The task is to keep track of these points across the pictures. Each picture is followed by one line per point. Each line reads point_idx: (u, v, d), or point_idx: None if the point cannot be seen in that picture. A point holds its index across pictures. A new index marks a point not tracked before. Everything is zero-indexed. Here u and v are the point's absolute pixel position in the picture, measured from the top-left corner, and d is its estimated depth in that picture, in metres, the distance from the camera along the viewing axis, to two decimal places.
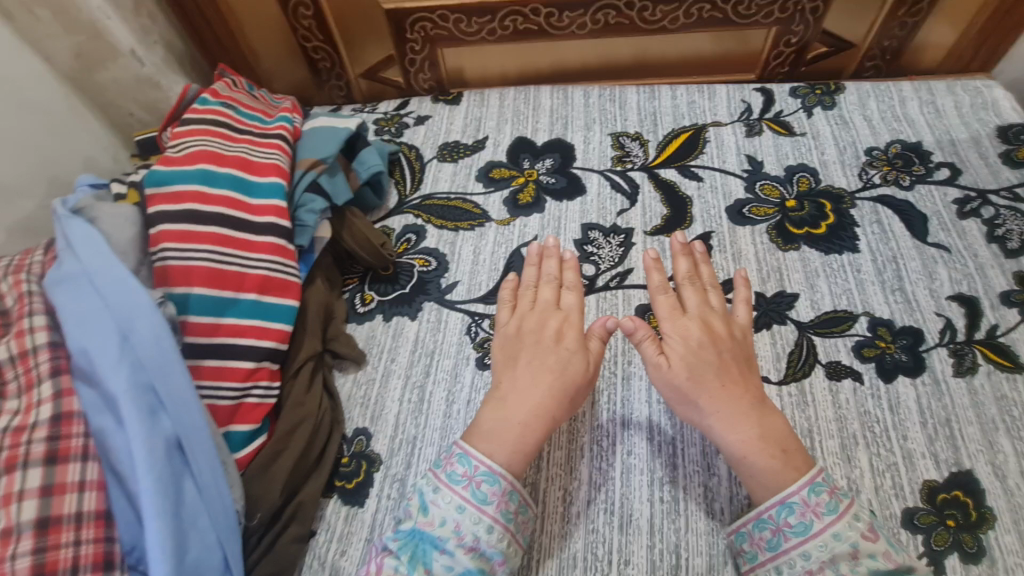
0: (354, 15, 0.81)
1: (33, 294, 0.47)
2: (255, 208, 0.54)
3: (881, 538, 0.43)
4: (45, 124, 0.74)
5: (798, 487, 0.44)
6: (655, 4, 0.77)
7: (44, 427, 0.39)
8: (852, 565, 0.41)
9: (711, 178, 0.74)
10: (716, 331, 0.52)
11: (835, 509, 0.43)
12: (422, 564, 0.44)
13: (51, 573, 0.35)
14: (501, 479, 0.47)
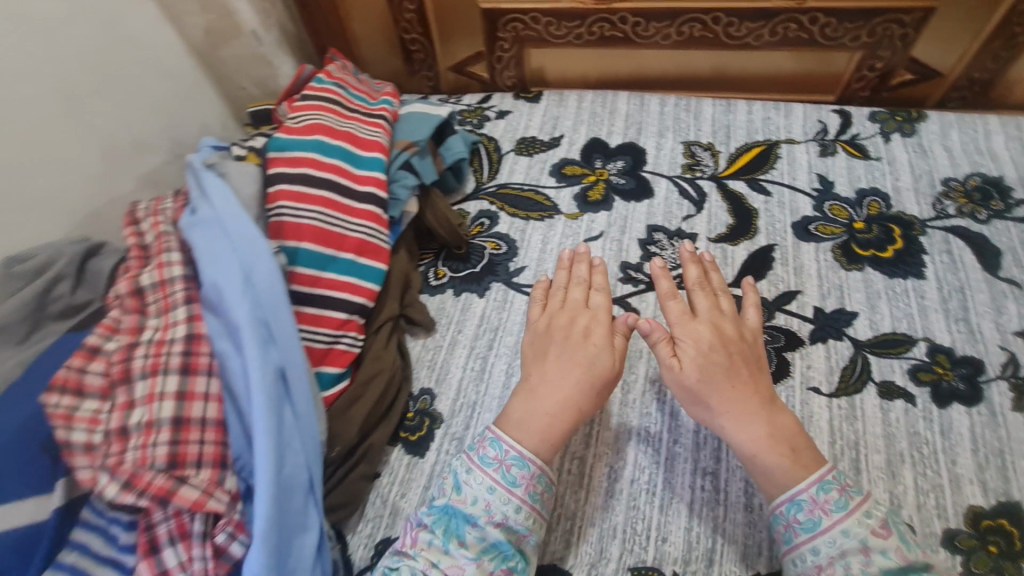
0: (452, 12, 0.87)
1: (170, 235, 0.55)
2: (358, 178, 0.60)
3: (892, 535, 0.43)
4: (175, 90, 0.83)
5: (806, 485, 0.46)
6: (741, 20, 0.80)
7: (180, 343, 0.46)
8: (862, 561, 0.42)
9: (780, 193, 0.76)
10: (726, 334, 0.55)
11: (844, 506, 0.45)
12: (454, 537, 0.47)
13: (182, 463, 0.42)
14: (530, 463, 0.50)
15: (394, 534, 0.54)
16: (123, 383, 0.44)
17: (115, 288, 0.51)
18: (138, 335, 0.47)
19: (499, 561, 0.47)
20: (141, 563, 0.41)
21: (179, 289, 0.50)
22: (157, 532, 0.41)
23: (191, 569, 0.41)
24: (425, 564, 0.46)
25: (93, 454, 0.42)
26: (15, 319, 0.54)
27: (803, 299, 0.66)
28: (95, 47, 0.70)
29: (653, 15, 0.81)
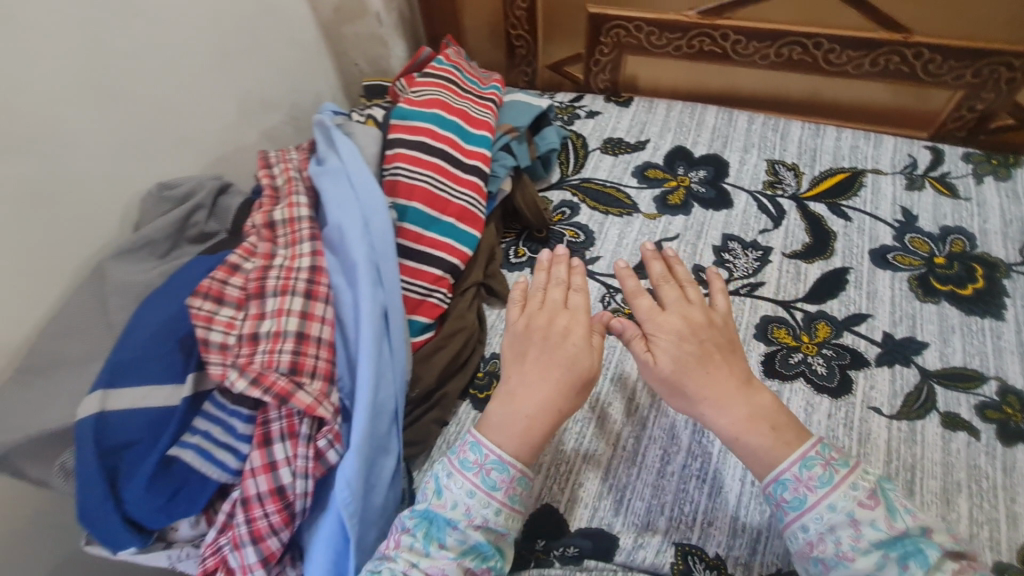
0: (560, 14, 0.92)
1: (299, 181, 0.62)
2: (466, 152, 0.65)
3: (880, 503, 0.45)
4: (301, 58, 0.92)
5: (789, 464, 0.48)
6: (843, 48, 0.81)
7: (305, 271, 0.53)
8: (852, 534, 0.44)
9: (860, 220, 0.77)
10: (696, 322, 0.56)
11: (828, 481, 0.46)
12: (435, 539, 0.48)
13: (301, 371, 0.48)
14: (510, 467, 0.50)
15: None
16: (256, 297, 0.51)
17: (251, 219, 0.58)
18: (270, 259, 0.54)
19: (479, 560, 0.48)
20: (255, 451, 0.47)
21: (307, 226, 0.57)
22: (271, 428, 0.48)
23: (295, 465, 0.47)
24: (405, 564, 0.47)
25: (224, 353, 0.48)
26: (161, 236, 0.62)
27: (873, 322, 0.67)
28: (245, 12, 0.79)
29: (755, 34, 0.84)
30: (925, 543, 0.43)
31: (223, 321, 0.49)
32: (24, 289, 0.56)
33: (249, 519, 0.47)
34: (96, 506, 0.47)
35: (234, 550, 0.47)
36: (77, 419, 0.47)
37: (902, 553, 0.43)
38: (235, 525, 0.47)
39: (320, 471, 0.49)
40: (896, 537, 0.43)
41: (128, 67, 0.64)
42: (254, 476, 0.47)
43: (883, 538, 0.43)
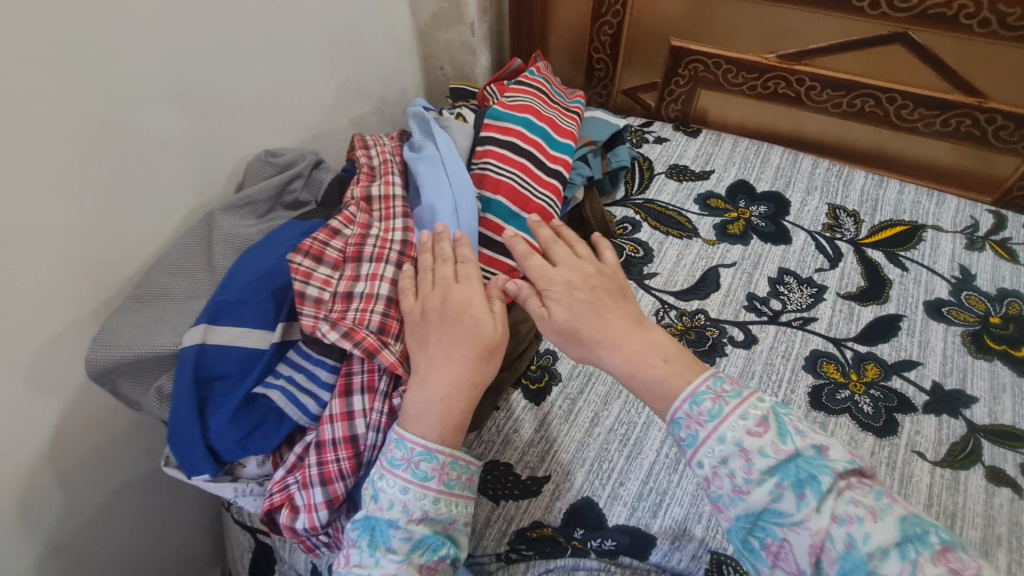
0: (642, 45, 0.99)
1: (393, 162, 0.67)
2: (550, 156, 0.70)
3: (770, 429, 0.43)
4: (396, 56, 0.98)
5: (680, 403, 0.45)
6: (916, 105, 0.85)
7: (398, 245, 0.58)
8: (744, 464, 0.42)
9: (917, 272, 0.78)
10: (586, 276, 0.54)
11: (718, 414, 0.44)
12: (381, 545, 0.46)
13: (388, 332, 0.52)
14: (438, 454, 0.48)
15: (503, 458, 0.62)
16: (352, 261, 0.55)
17: (349, 192, 0.63)
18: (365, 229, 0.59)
19: (430, 552, 0.47)
20: (336, 400, 0.51)
21: (399, 204, 0.61)
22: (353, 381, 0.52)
23: (370, 417, 0.51)
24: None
25: (318, 306, 0.52)
26: (262, 197, 0.67)
27: (923, 371, 0.68)
28: (356, 6, 0.85)
29: (831, 83, 0.88)
30: (818, 465, 0.41)
31: (321, 278, 0.53)
32: (142, 228, 0.61)
33: (321, 462, 0.50)
34: (184, 429, 0.51)
35: (302, 489, 0.50)
36: (181, 346, 0.51)
37: (796, 480, 0.41)
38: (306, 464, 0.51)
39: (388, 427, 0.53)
40: (787, 462, 0.41)
41: (254, 45, 0.70)
42: (332, 421, 0.51)
43: (774, 464, 0.41)
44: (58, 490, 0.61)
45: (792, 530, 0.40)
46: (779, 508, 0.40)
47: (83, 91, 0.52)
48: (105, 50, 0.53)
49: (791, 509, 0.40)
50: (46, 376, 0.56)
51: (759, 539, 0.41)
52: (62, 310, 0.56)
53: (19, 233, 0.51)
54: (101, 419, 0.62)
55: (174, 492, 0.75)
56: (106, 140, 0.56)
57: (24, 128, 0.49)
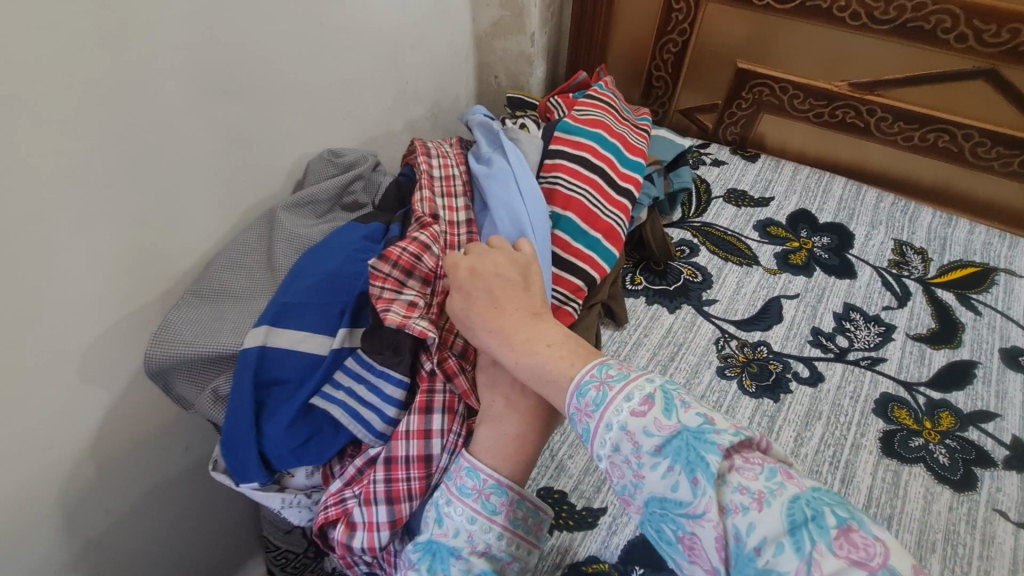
0: (706, 65, 0.99)
1: (454, 176, 0.64)
2: (619, 173, 0.68)
3: (654, 407, 0.38)
4: (453, 61, 0.97)
5: (568, 398, 0.41)
6: (994, 143, 0.84)
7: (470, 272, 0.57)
8: (635, 451, 0.38)
9: (991, 316, 0.75)
10: (496, 263, 0.50)
11: (602, 401, 0.39)
12: (439, 571, 0.44)
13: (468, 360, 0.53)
14: (510, 491, 0.46)
15: (557, 486, 0.59)
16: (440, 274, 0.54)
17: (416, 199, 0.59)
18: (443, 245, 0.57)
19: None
20: (415, 416, 0.49)
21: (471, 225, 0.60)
22: (435, 398, 0.50)
23: (448, 439, 0.50)
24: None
25: (411, 308, 0.50)
26: (323, 197, 0.66)
27: (1002, 423, 0.64)
28: (423, 10, 0.84)
29: (904, 115, 0.87)
30: (704, 441, 0.36)
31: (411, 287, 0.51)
32: (203, 222, 0.60)
33: (390, 478, 0.48)
34: (239, 434, 0.49)
35: (364, 505, 0.48)
36: (241, 348, 0.50)
37: (686, 463, 0.36)
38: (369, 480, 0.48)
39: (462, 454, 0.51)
40: (673, 440, 0.37)
41: (323, 43, 0.69)
42: (408, 438, 0.48)
43: (661, 443, 0.37)
44: (95, 486, 0.59)
45: (694, 522, 0.35)
46: (678, 498, 0.36)
47: (162, 80, 0.52)
48: (186, 39, 0.53)
49: (689, 498, 0.35)
50: (99, 368, 0.55)
51: (670, 534, 0.36)
52: (123, 302, 0.55)
53: (89, 221, 0.50)
54: (147, 415, 0.61)
55: (209, 491, 0.73)
56: (176, 131, 0.54)
57: (99, 114, 0.48)
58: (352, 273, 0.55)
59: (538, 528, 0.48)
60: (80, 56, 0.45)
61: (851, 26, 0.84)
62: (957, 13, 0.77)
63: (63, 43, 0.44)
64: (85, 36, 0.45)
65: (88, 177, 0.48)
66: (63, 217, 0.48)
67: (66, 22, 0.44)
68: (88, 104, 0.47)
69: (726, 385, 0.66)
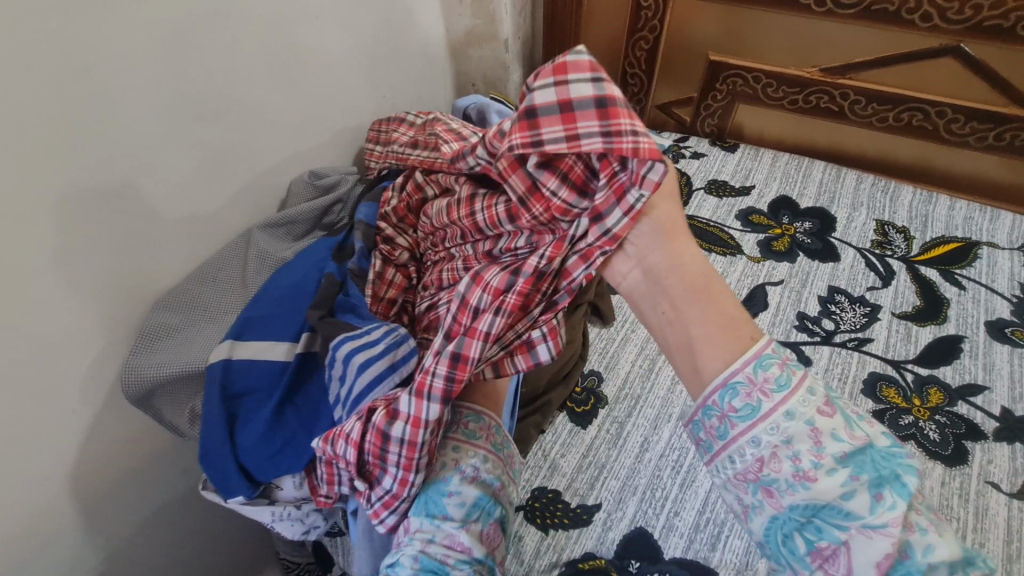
0: (680, 61, 1.02)
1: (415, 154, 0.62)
2: None
3: (838, 412, 0.38)
4: (431, 72, 0.97)
5: (744, 364, 0.39)
6: (967, 119, 0.87)
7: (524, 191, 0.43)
8: (809, 446, 0.37)
9: (975, 291, 0.75)
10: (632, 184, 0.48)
11: (786, 384, 0.38)
12: (437, 513, 0.43)
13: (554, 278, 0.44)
14: (484, 416, 0.50)
15: (550, 486, 0.59)
16: (587, 181, 0.41)
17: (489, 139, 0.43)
18: (520, 192, 0.43)
19: (486, 516, 0.44)
20: (500, 319, 0.42)
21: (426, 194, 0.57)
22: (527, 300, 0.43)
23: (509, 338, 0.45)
24: (422, 543, 0.42)
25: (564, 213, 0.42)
26: (302, 218, 0.67)
27: (990, 396, 0.65)
28: (396, 24, 0.84)
29: (876, 97, 0.90)
30: (895, 462, 0.37)
31: (578, 212, 0.42)
32: (185, 245, 0.61)
33: (453, 376, 0.42)
34: (214, 448, 0.49)
35: (414, 397, 0.43)
36: (208, 363, 0.52)
37: (874, 478, 0.36)
38: (428, 371, 0.43)
39: (525, 362, 0.47)
40: (860, 452, 0.37)
41: (295, 64, 0.69)
42: (484, 340, 0.42)
43: (847, 451, 0.37)
44: (90, 513, 0.59)
45: (860, 533, 0.35)
46: (846, 506, 0.36)
47: (135, 110, 0.52)
48: (156, 70, 0.53)
49: (865, 511, 0.35)
50: (90, 394, 0.56)
51: (808, 540, 0.37)
52: (108, 329, 0.55)
53: (72, 251, 0.51)
54: (142, 438, 0.62)
55: (210, 514, 0.73)
56: (152, 161, 0.55)
57: (73, 150, 0.49)
58: (314, 281, 0.56)
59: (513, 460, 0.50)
60: (49, 91, 0.46)
61: (817, 12, 0.87)
62: None
63: (28, 78, 0.44)
64: (53, 71, 0.46)
65: (68, 208, 0.49)
66: (41, 251, 0.48)
67: (32, 58, 0.44)
68: (62, 136, 0.48)
69: None
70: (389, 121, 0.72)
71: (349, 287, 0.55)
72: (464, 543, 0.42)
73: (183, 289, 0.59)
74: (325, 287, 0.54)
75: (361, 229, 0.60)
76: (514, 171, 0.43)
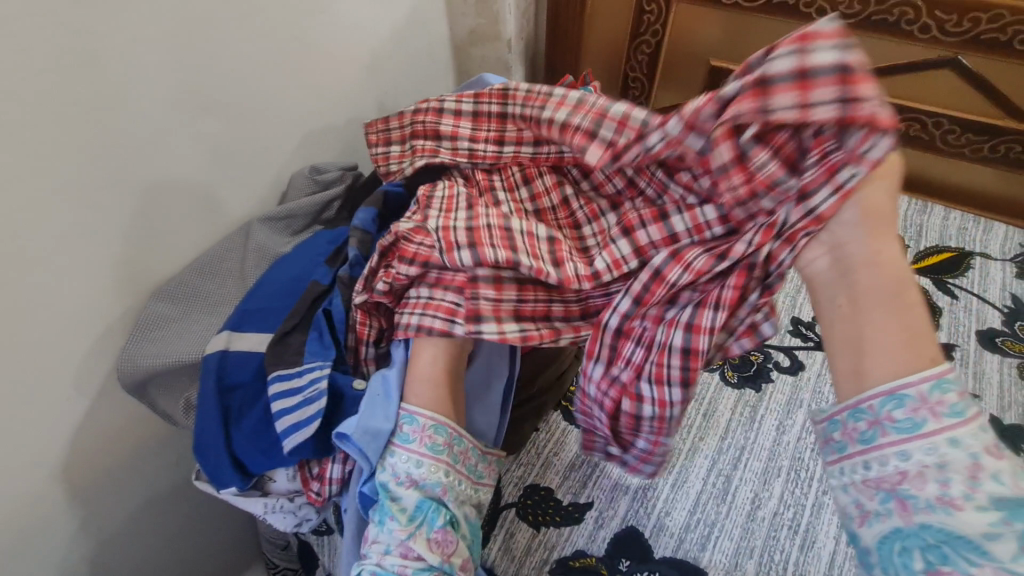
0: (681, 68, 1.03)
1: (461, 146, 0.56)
2: None
3: (1008, 456, 0.35)
4: (434, 70, 0.97)
5: (924, 379, 0.36)
6: (964, 131, 0.89)
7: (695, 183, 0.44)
8: (969, 480, 0.34)
9: (968, 300, 0.76)
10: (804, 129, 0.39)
11: (962, 411, 0.35)
12: (382, 518, 0.45)
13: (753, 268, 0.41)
14: (418, 417, 0.47)
15: (544, 483, 0.60)
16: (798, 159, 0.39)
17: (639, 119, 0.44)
18: (724, 162, 0.40)
19: (427, 522, 0.44)
20: (720, 313, 0.42)
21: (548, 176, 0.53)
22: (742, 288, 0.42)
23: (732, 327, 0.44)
24: (378, 556, 0.43)
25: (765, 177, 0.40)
26: (300, 213, 0.67)
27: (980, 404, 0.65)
28: (400, 21, 0.84)
29: None
30: None
31: (784, 191, 0.40)
32: (185, 236, 0.61)
33: (685, 366, 0.44)
34: (209, 440, 0.49)
35: (655, 386, 0.46)
36: (205, 354, 0.52)
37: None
38: (663, 364, 0.44)
39: (749, 342, 0.44)
40: None
41: (299, 58, 0.69)
42: (709, 334, 0.42)
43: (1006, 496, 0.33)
44: (81, 501, 0.59)
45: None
46: (990, 546, 0.33)
47: (139, 99, 0.53)
48: (160, 60, 0.53)
49: (1011, 557, 0.32)
50: (86, 382, 0.56)
51: (925, 560, 0.34)
52: (105, 317, 0.55)
53: (72, 238, 0.51)
54: (136, 430, 0.62)
55: (200, 508, 0.73)
56: (154, 152, 0.55)
57: (75, 138, 0.49)
58: (308, 280, 0.57)
59: (466, 456, 0.48)
60: (54, 79, 0.46)
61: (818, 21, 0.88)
62: (919, 6, 0.80)
63: (34, 65, 0.45)
64: (57, 59, 0.46)
65: (71, 196, 0.50)
66: (39, 237, 0.48)
67: (38, 45, 0.45)
68: (67, 124, 0.48)
69: (708, 376, 0.68)
70: (426, 110, 0.59)
71: (331, 295, 0.55)
72: (414, 551, 0.43)
73: (181, 280, 0.59)
74: (310, 295, 0.55)
75: (356, 237, 0.58)
76: (724, 140, 0.40)
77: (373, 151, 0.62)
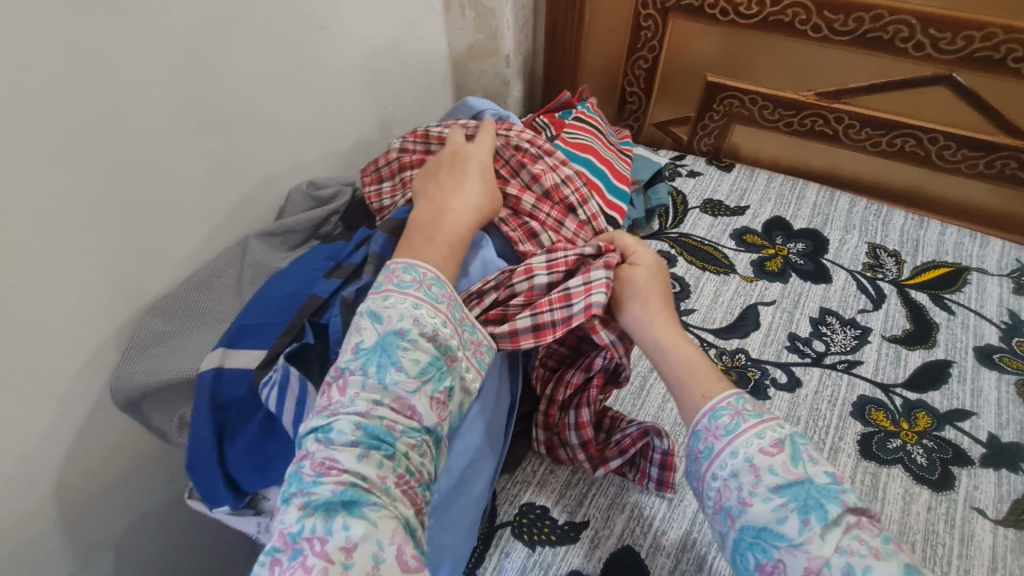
0: (678, 82, 1.04)
1: None
2: (607, 199, 0.68)
3: (783, 451, 0.43)
4: (431, 84, 0.97)
5: (700, 417, 0.47)
6: (959, 146, 0.88)
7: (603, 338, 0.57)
8: (752, 479, 0.42)
9: (964, 316, 0.76)
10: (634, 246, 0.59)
11: (734, 429, 0.45)
12: (390, 368, 0.44)
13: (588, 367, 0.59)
14: (447, 287, 0.50)
15: (539, 501, 0.59)
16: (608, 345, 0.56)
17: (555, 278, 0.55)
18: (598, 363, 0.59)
19: (437, 380, 0.46)
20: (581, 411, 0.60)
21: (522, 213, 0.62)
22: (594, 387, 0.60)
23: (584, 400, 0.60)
24: (368, 404, 0.43)
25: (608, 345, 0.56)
26: (298, 228, 0.68)
27: (978, 421, 0.65)
28: (398, 39, 0.85)
29: (869, 122, 0.92)
30: (827, 495, 0.40)
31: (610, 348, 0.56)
32: (180, 252, 0.61)
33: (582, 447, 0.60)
34: (202, 459, 0.49)
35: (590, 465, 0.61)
36: (199, 372, 0.52)
37: (803, 505, 0.40)
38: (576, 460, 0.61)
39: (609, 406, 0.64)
40: (795, 485, 0.41)
41: (298, 76, 0.70)
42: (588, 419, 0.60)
43: (781, 483, 0.41)
44: (75, 518, 0.59)
45: (789, 552, 0.39)
46: (781, 530, 0.40)
47: (139, 119, 0.53)
48: (158, 79, 0.54)
49: (794, 533, 0.39)
50: (81, 397, 0.56)
51: (756, 559, 0.40)
52: (100, 334, 0.56)
53: (70, 255, 0.51)
54: (128, 444, 0.61)
55: (194, 523, 0.73)
56: (153, 170, 0.56)
57: (74, 158, 0.49)
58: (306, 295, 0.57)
59: (478, 348, 0.51)
60: (53, 100, 0.47)
61: (813, 38, 0.89)
62: (913, 23, 0.81)
63: (38, 85, 0.45)
64: (58, 82, 0.47)
65: (74, 214, 0.50)
66: (37, 255, 0.49)
67: (41, 68, 0.45)
68: (69, 142, 0.49)
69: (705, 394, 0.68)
70: (412, 152, 0.69)
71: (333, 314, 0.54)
72: (414, 407, 0.44)
73: (177, 296, 0.59)
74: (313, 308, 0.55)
75: (372, 264, 0.57)
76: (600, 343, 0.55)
77: (365, 190, 0.70)
